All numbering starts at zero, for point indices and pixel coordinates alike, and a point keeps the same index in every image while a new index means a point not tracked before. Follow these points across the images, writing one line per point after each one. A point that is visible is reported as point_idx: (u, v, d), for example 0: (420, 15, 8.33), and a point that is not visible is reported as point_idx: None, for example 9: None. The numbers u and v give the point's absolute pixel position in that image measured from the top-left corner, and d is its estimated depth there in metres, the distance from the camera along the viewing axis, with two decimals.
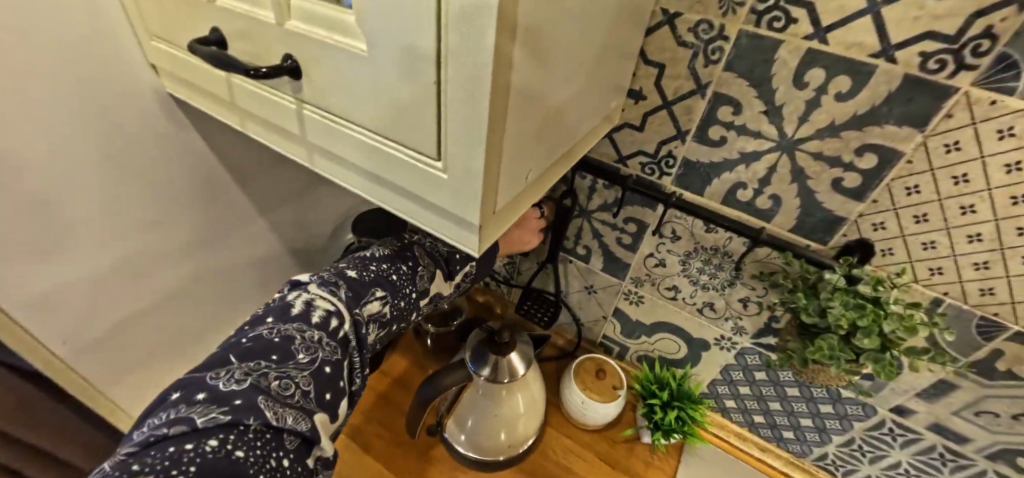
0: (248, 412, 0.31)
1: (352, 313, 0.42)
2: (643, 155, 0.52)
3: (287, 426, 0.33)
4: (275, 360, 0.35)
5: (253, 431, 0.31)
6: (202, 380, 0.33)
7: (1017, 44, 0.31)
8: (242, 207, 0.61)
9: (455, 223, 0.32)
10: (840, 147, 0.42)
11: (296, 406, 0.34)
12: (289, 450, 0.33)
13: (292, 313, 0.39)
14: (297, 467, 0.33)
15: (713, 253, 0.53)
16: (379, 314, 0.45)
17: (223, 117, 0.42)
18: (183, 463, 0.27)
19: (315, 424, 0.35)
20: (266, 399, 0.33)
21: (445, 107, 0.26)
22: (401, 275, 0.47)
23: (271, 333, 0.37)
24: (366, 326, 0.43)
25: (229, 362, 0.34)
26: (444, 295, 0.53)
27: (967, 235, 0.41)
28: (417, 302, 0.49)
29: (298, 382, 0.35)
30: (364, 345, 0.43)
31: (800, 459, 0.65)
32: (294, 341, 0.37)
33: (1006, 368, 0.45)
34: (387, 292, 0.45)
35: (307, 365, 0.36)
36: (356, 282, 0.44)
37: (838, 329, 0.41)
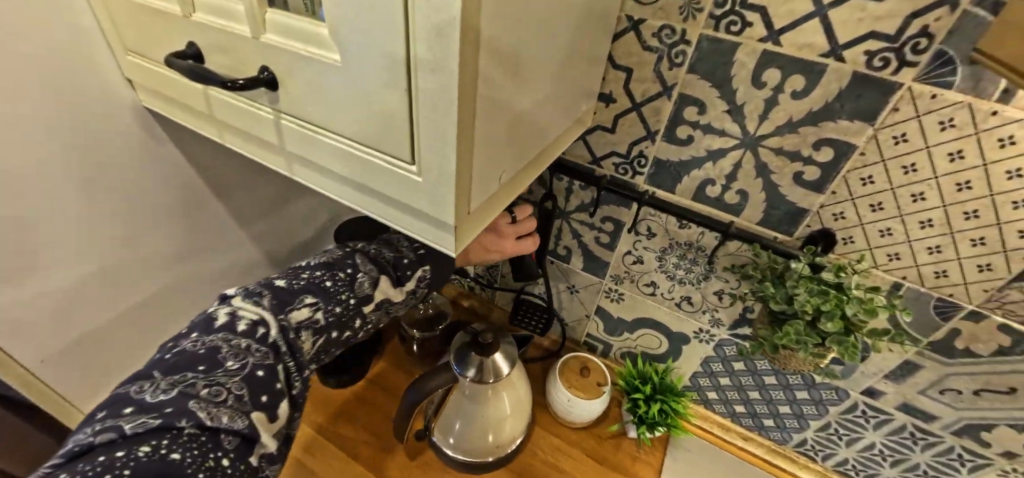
0: (180, 415, 0.32)
1: (278, 319, 0.42)
2: (616, 156, 0.53)
3: (223, 425, 0.34)
4: (202, 370, 0.36)
5: (187, 434, 0.32)
6: (127, 394, 0.33)
7: (952, 41, 0.34)
8: (221, 218, 0.61)
9: (431, 224, 0.32)
10: (798, 142, 0.44)
11: (231, 406, 0.35)
12: (228, 450, 0.34)
13: (216, 326, 0.39)
14: (238, 465, 0.34)
15: (687, 248, 0.55)
16: (311, 321, 0.44)
17: (200, 129, 0.42)
18: (115, 468, 0.28)
19: (253, 422, 0.36)
20: (198, 401, 0.33)
21: (417, 114, 0.27)
22: (337, 282, 0.47)
23: (196, 346, 0.37)
24: (297, 332, 0.43)
25: (153, 375, 0.35)
26: (395, 302, 0.52)
27: (919, 221, 0.43)
28: (360, 309, 0.48)
29: (229, 387, 0.36)
30: (298, 351, 0.43)
31: (782, 447, 0.67)
32: (221, 350, 0.37)
33: (964, 346, 0.48)
34: (319, 298, 0.45)
35: (237, 371, 0.37)
36: (285, 291, 0.44)
37: (804, 314, 0.43)
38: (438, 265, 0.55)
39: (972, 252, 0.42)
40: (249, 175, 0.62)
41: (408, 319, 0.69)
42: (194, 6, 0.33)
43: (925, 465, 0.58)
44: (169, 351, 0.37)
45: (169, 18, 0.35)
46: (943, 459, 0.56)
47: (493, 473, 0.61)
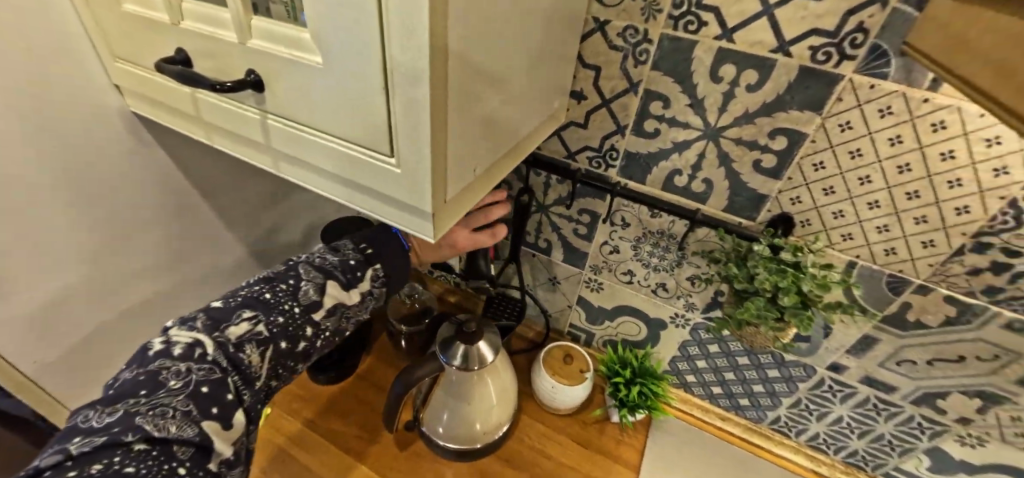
0: (127, 430, 0.33)
1: (212, 337, 0.41)
2: (589, 150, 0.56)
3: (172, 436, 0.35)
4: (144, 393, 0.36)
5: (137, 449, 0.33)
6: (75, 424, 0.33)
7: (885, 36, 0.38)
8: (209, 220, 0.62)
9: (411, 214, 0.34)
10: (755, 132, 0.47)
11: (179, 417, 0.36)
12: (183, 460, 0.35)
13: (150, 356, 0.39)
14: (196, 472, 0.35)
15: (659, 236, 0.58)
16: (254, 334, 0.44)
17: (190, 132, 0.44)
18: None
19: (204, 429, 0.37)
20: (143, 416, 0.34)
21: (394, 112, 0.30)
22: (279, 293, 0.47)
23: (135, 374, 0.37)
24: (239, 346, 0.43)
25: (93, 406, 0.35)
26: (349, 305, 0.51)
27: (867, 203, 0.47)
28: (308, 317, 0.48)
29: (175, 405, 0.36)
30: (246, 366, 0.43)
31: (758, 425, 0.70)
32: (162, 372, 0.37)
33: (916, 318, 0.51)
34: (258, 312, 0.45)
35: (180, 390, 0.37)
36: (219, 311, 0.44)
37: (764, 291, 0.46)
38: (390, 263, 0.54)
39: (916, 230, 0.46)
40: (237, 179, 0.63)
41: (396, 314, 0.71)
42: (182, 14, 0.35)
43: (889, 434, 0.61)
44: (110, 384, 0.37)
45: (158, 27, 0.37)
46: (905, 428, 0.60)
47: (482, 460, 0.63)
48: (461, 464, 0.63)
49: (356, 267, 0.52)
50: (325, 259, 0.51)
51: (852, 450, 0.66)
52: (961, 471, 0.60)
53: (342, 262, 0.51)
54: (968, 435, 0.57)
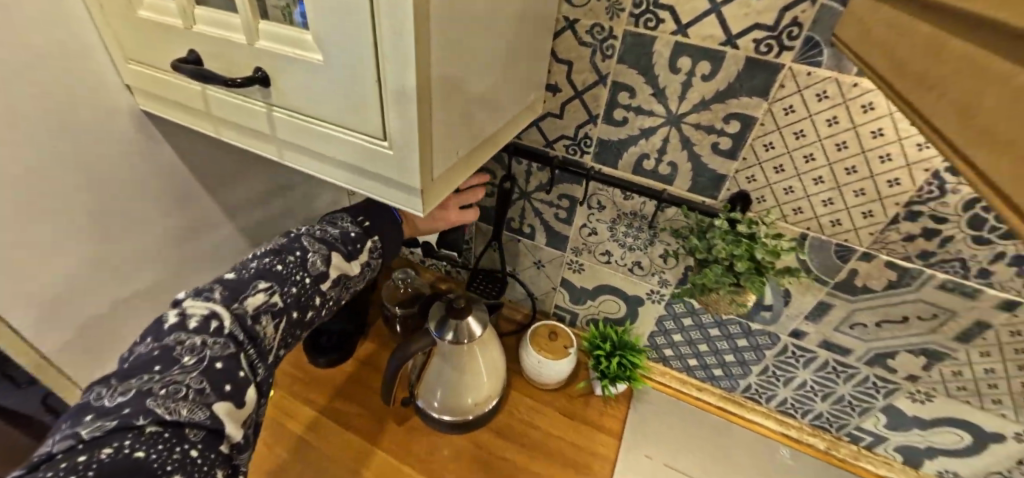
0: (137, 415, 0.35)
1: (230, 309, 0.45)
2: (565, 139, 0.61)
3: (184, 419, 0.37)
4: (158, 371, 0.39)
5: (148, 433, 0.35)
6: (91, 402, 0.36)
7: (817, 29, 0.43)
8: (211, 211, 0.66)
9: (403, 191, 0.39)
10: (712, 117, 0.52)
11: (191, 400, 0.38)
12: (195, 442, 0.37)
13: (167, 328, 0.42)
14: (208, 454, 0.37)
15: (632, 217, 0.63)
16: (269, 304, 0.48)
17: (198, 126, 0.48)
18: (80, 469, 0.31)
19: (214, 412, 0.39)
20: (155, 400, 0.36)
21: (388, 100, 0.34)
22: (288, 265, 0.50)
23: (152, 348, 0.40)
24: (255, 317, 0.46)
25: (113, 381, 0.38)
26: (350, 275, 0.56)
27: (813, 179, 0.52)
28: (317, 287, 0.52)
29: (187, 384, 0.38)
30: (260, 336, 0.46)
31: (731, 394, 0.76)
32: (177, 349, 0.40)
33: (863, 284, 0.57)
34: (272, 283, 0.48)
35: (194, 367, 0.40)
36: (235, 282, 0.47)
37: (722, 259, 0.51)
38: (384, 235, 0.60)
39: (857, 202, 0.51)
40: (237, 173, 0.67)
41: (391, 298, 0.75)
42: (195, 19, 0.39)
43: (849, 395, 0.67)
44: (128, 357, 0.41)
45: (171, 31, 0.41)
46: (862, 388, 0.65)
47: (475, 432, 0.68)
48: (456, 436, 0.68)
49: (354, 239, 0.57)
50: (328, 233, 0.55)
51: (817, 412, 0.71)
52: (914, 426, 0.66)
53: (342, 234, 0.56)
54: (917, 391, 0.63)
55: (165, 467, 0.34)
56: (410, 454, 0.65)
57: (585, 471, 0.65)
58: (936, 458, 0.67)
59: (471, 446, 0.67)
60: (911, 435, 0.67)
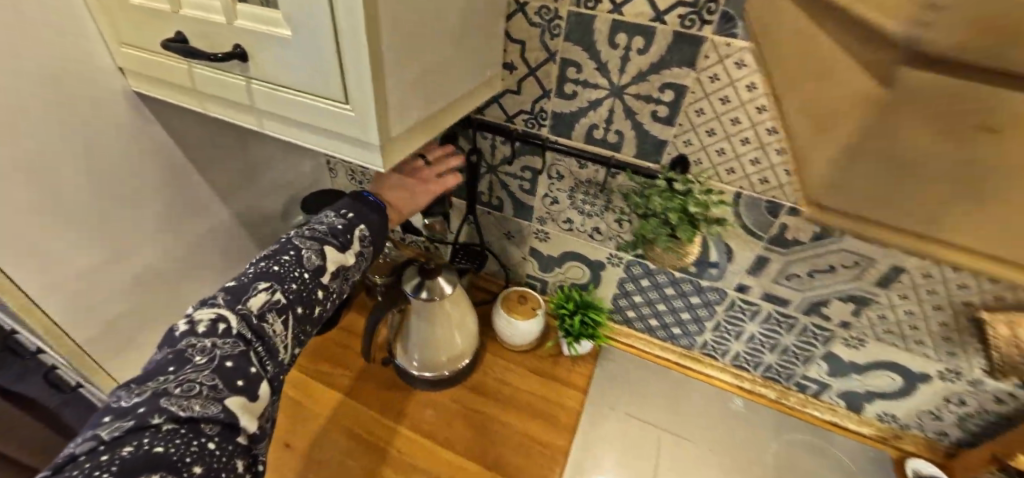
0: (152, 413, 0.33)
1: (235, 310, 0.43)
2: (524, 113, 0.67)
3: (198, 415, 0.35)
4: (172, 370, 0.37)
5: (165, 430, 0.33)
6: (109, 404, 0.35)
7: (732, 4, 0.49)
8: (202, 190, 0.72)
9: (364, 148, 0.45)
10: (649, 87, 0.58)
11: (204, 395, 0.37)
12: (212, 435, 0.35)
13: (177, 335, 0.41)
14: (225, 447, 0.36)
15: (588, 184, 0.69)
16: (273, 302, 0.46)
17: (187, 103, 0.54)
18: (104, 465, 0.29)
19: (228, 407, 0.37)
20: (169, 398, 0.35)
21: (345, 68, 0.40)
22: (285, 263, 0.48)
23: (165, 353, 0.39)
24: (263, 316, 0.45)
25: (124, 388, 0.36)
26: (349, 266, 0.54)
27: (741, 140, 0.57)
28: (319, 281, 0.50)
29: (201, 380, 0.37)
30: (269, 335, 0.45)
31: (690, 351, 0.81)
32: (187, 350, 0.39)
33: (795, 237, 0.62)
34: (273, 281, 0.47)
35: (205, 365, 0.38)
36: (236, 287, 0.46)
37: (659, 213, 0.58)
38: (373, 224, 0.58)
39: (781, 160, 0.57)
40: (223, 154, 0.73)
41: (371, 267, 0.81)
42: (181, 4, 0.45)
43: (792, 345, 0.73)
44: (140, 366, 0.39)
45: (161, 16, 0.47)
46: (803, 337, 0.71)
47: (452, 388, 0.74)
48: (434, 392, 0.73)
49: (346, 231, 0.54)
50: (317, 230, 0.53)
51: (767, 364, 0.77)
52: (852, 371, 0.72)
53: (330, 228, 0.53)
54: (851, 337, 0.69)
55: (187, 458, 0.33)
56: (391, 410, 0.71)
57: (554, 421, 0.71)
58: (874, 402, 0.73)
59: (447, 400, 0.72)
60: (850, 380, 0.73)
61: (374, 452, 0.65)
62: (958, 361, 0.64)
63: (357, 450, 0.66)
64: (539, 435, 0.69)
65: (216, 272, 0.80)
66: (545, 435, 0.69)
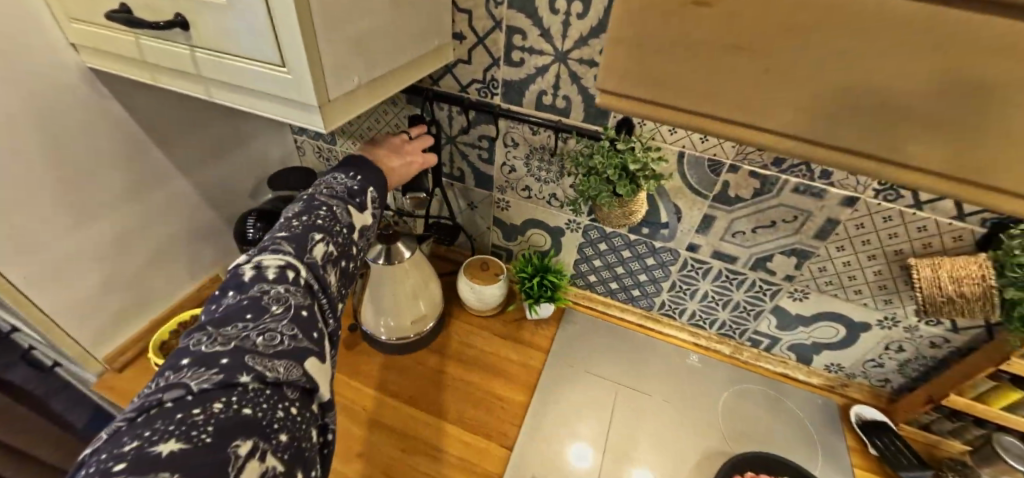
0: (239, 372, 0.37)
1: (300, 261, 0.48)
2: (476, 83, 0.69)
3: (282, 376, 0.39)
4: (251, 318, 0.41)
5: (252, 390, 0.36)
6: (190, 346, 0.39)
7: None
8: (165, 167, 0.74)
9: (305, 111, 0.47)
10: (591, 52, 0.60)
11: (286, 351, 0.41)
12: (292, 399, 0.39)
13: (246, 281, 0.44)
14: (304, 409, 0.40)
15: (542, 151, 0.72)
16: (326, 255, 0.51)
17: (138, 76, 0.55)
18: (200, 425, 0.32)
19: (307, 370, 0.41)
20: (254, 357, 0.38)
21: (279, 34, 0.42)
22: (326, 218, 0.52)
23: (239, 298, 0.43)
24: (323, 268, 0.50)
25: (209, 329, 0.40)
26: (371, 227, 0.58)
27: None
28: (352, 238, 0.55)
29: (281, 330, 0.42)
30: (327, 286, 0.50)
31: (650, 312, 0.85)
32: (263, 299, 0.43)
33: (735, 194, 0.65)
34: (325, 234, 0.51)
35: (281, 315, 0.43)
36: (292, 236, 0.49)
37: (600, 171, 0.60)
38: (382, 186, 0.61)
39: None
40: (186, 133, 0.75)
41: None
42: None
43: (743, 301, 0.76)
44: (214, 308, 0.43)
45: None
46: (752, 292, 0.75)
47: (419, 352, 0.77)
48: (400, 356, 0.77)
49: (366, 193, 0.58)
50: (340, 189, 0.56)
51: (721, 321, 0.81)
52: (798, 324, 0.75)
53: (351, 190, 0.57)
54: (796, 290, 0.72)
55: (272, 426, 0.36)
56: (359, 372, 0.74)
57: (515, 379, 0.75)
58: (821, 353, 0.77)
59: (413, 363, 0.76)
60: (798, 333, 0.77)
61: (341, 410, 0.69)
62: (894, 308, 0.67)
63: None
64: (500, 392, 0.73)
65: (185, 247, 0.83)
66: (506, 392, 0.73)
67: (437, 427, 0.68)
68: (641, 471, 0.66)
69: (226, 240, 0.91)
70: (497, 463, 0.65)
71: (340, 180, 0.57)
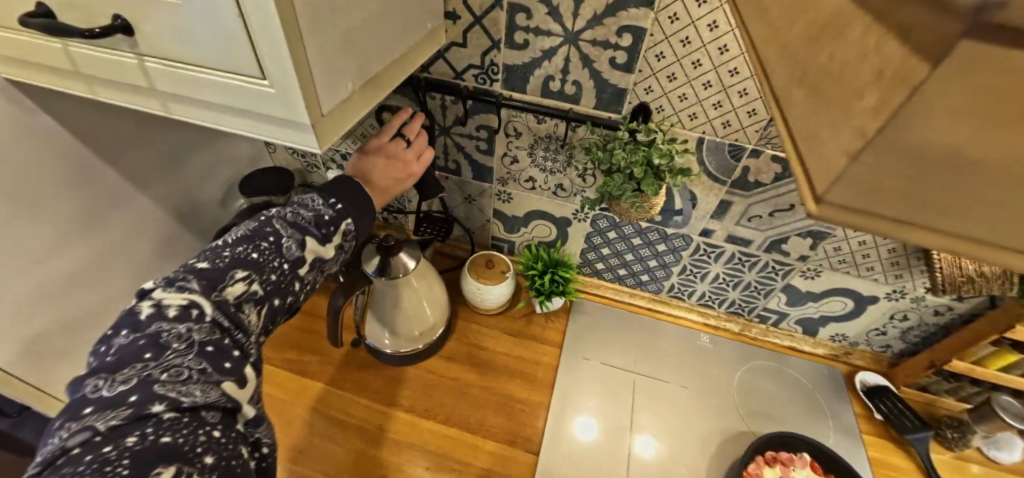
0: (150, 401, 0.31)
1: (211, 299, 0.39)
2: (473, 68, 0.62)
3: (200, 402, 0.33)
4: (152, 357, 0.34)
5: (169, 419, 0.31)
6: (83, 394, 0.31)
7: None
8: (116, 184, 0.63)
9: (294, 129, 0.40)
10: (606, 32, 0.54)
11: (201, 380, 0.34)
12: (214, 423, 0.34)
13: (143, 320, 0.36)
14: (229, 433, 0.34)
15: (548, 140, 0.66)
16: (251, 293, 0.41)
17: (72, 89, 0.45)
18: (114, 461, 0.28)
19: (228, 393, 0.36)
20: (163, 384, 0.33)
21: (257, 44, 0.34)
22: (262, 252, 0.43)
23: (133, 339, 0.34)
24: (243, 307, 0.41)
25: (103, 372, 0.33)
26: (327, 259, 0.48)
27: (702, 83, 0.55)
28: (294, 272, 0.45)
29: (189, 365, 0.34)
30: (249, 324, 0.41)
31: (659, 295, 0.82)
32: (166, 336, 0.35)
33: (756, 179, 0.62)
34: (251, 271, 0.42)
35: (188, 350, 0.35)
36: (210, 271, 0.40)
37: (621, 167, 0.55)
38: (362, 217, 0.51)
39: (742, 102, 0.55)
40: (134, 144, 0.64)
41: None
42: None
43: (754, 281, 0.75)
44: (105, 352, 0.34)
45: None
46: (764, 273, 0.73)
47: (427, 360, 0.73)
48: (409, 366, 0.73)
49: (330, 222, 0.48)
50: (298, 215, 0.47)
51: (730, 300, 0.79)
52: (808, 300, 0.75)
53: (317, 218, 0.47)
54: (808, 269, 0.71)
55: (196, 449, 0.31)
56: (366, 389, 0.70)
57: (533, 380, 0.72)
58: (827, 325, 0.78)
59: (423, 372, 0.72)
60: (807, 308, 0.76)
61: (354, 432, 0.66)
62: (904, 282, 0.68)
63: (334, 432, 0.66)
64: (517, 395, 0.70)
65: (155, 271, 0.73)
66: (523, 394, 0.70)
67: (458, 439, 0.65)
68: (646, 439, 0.68)
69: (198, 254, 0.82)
70: (525, 470, 0.63)
71: (289, 206, 0.47)
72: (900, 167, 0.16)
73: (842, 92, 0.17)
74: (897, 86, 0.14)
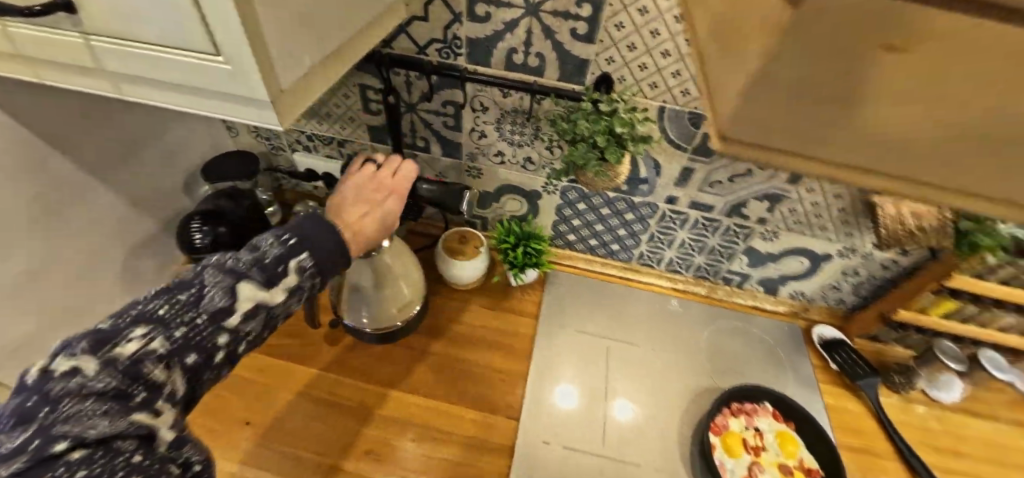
0: (52, 441, 0.25)
1: (114, 356, 0.29)
2: (436, 43, 0.62)
3: (118, 431, 0.27)
4: (39, 412, 0.25)
5: (80, 457, 0.25)
6: None
7: None
8: (73, 175, 0.61)
9: (254, 107, 0.40)
10: (566, 3, 0.54)
11: (117, 409, 0.27)
12: (136, 450, 0.27)
13: (21, 387, 0.27)
14: (157, 461, 0.28)
15: (514, 113, 0.67)
16: (176, 347, 0.32)
17: (16, 73, 0.44)
18: None
19: (156, 421, 0.29)
20: (65, 422, 0.25)
21: (207, 19, 0.33)
22: (191, 300, 0.33)
23: (10, 407, 0.26)
24: (162, 363, 0.31)
25: None
26: (281, 305, 0.37)
27: (661, 52, 0.56)
28: (233, 323, 0.34)
29: (94, 404, 0.27)
30: (170, 384, 0.31)
31: (630, 264, 0.85)
32: (55, 384, 0.26)
33: (715, 146, 0.64)
34: (176, 319, 0.32)
35: (93, 392, 0.27)
36: (116, 327, 0.30)
37: (585, 137, 0.57)
38: (332, 260, 0.40)
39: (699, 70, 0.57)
40: (88, 133, 0.62)
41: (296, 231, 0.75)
42: None
43: (718, 245, 0.78)
44: None
45: None
46: (727, 237, 0.77)
47: (406, 337, 0.75)
48: (388, 344, 0.74)
49: (280, 262, 0.37)
50: (236, 257, 0.36)
51: (696, 265, 0.83)
52: (769, 261, 0.79)
53: (259, 260, 0.36)
54: (767, 231, 0.74)
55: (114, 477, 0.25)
56: (346, 368, 0.71)
57: (510, 350, 0.74)
58: (788, 284, 0.82)
59: (403, 349, 0.73)
60: (767, 269, 0.80)
61: (338, 412, 0.67)
62: (853, 239, 0.72)
63: (317, 413, 0.67)
64: (496, 364, 0.72)
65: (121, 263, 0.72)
66: (501, 363, 0.73)
67: (440, 410, 0.67)
68: (622, 403, 0.71)
69: (165, 244, 0.80)
70: (507, 435, 0.66)
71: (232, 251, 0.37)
72: (794, 107, 0.19)
73: (738, 51, 0.20)
74: (772, 34, 0.18)
